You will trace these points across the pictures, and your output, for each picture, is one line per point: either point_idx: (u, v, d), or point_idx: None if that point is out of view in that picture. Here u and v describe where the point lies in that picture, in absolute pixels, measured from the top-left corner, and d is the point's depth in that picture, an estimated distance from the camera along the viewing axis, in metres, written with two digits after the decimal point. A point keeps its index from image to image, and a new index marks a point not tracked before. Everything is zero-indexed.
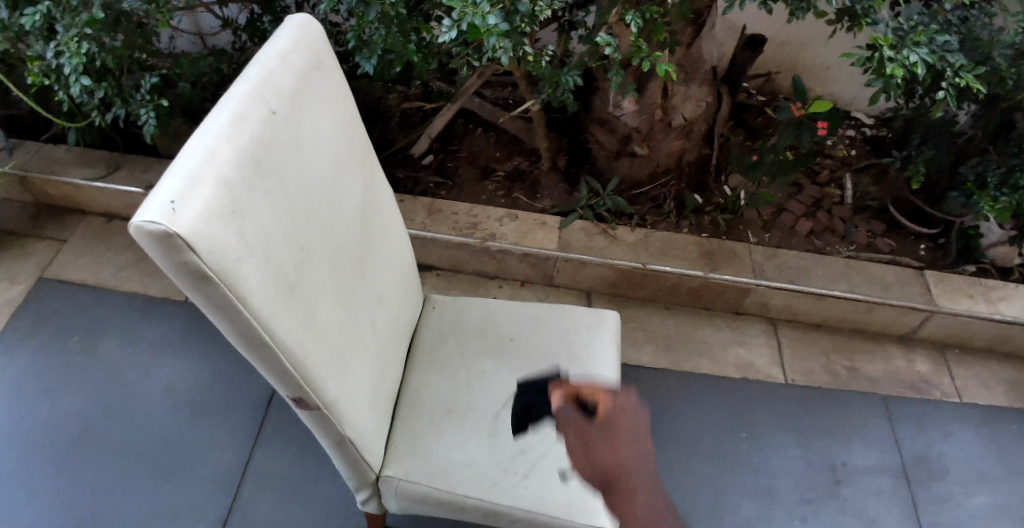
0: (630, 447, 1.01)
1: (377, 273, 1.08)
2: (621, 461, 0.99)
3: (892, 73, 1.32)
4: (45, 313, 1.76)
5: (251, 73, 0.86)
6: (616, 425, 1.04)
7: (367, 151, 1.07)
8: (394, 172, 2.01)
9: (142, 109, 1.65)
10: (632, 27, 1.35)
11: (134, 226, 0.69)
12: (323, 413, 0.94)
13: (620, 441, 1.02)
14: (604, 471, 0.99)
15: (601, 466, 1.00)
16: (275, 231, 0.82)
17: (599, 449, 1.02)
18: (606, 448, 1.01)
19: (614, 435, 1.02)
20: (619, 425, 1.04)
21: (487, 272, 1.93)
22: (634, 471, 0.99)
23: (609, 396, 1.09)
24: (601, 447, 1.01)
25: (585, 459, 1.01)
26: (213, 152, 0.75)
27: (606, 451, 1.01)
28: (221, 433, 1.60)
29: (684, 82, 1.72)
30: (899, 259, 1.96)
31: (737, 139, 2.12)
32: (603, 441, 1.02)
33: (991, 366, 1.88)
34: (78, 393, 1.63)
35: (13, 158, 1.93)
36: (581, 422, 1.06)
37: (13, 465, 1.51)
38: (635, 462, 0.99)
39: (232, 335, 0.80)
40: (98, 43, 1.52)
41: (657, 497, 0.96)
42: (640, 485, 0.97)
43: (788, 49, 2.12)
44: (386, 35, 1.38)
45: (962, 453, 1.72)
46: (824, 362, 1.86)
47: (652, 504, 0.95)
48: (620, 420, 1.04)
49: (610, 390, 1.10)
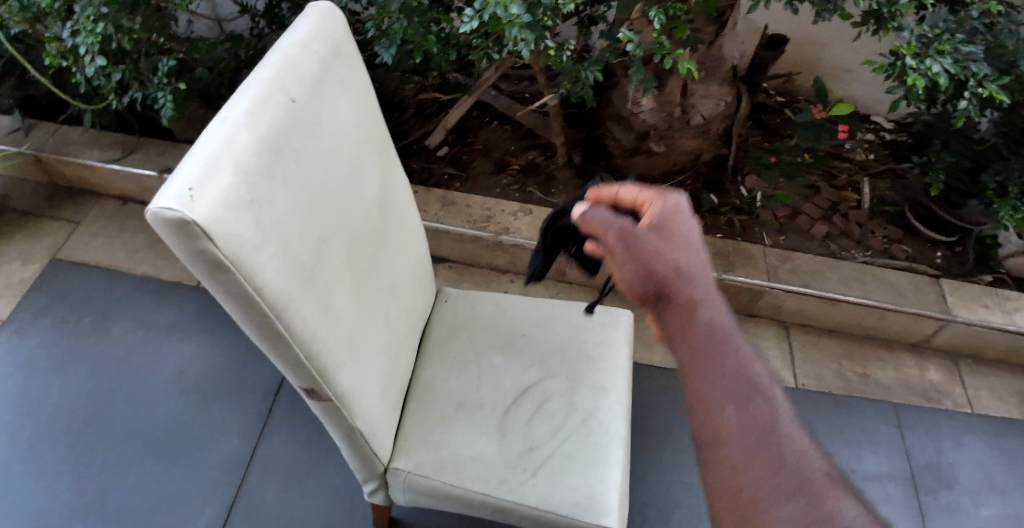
0: (692, 262, 0.92)
1: (391, 264, 1.08)
2: (681, 269, 0.91)
3: (913, 82, 1.31)
4: (57, 294, 1.76)
5: (271, 60, 0.85)
6: (670, 230, 0.93)
7: (384, 141, 1.06)
8: (409, 163, 2.00)
9: (159, 92, 1.65)
10: (656, 23, 1.32)
11: (151, 213, 0.68)
12: (335, 405, 0.94)
13: (677, 249, 0.92)
14: (662, 281, 0.91)
15: (655, 272, 0.91)
16: (292, 220, 0.81)
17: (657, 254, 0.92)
18: (662, 256, 0.91)
19: (670, 243, 0.93)
20: (674, 232, 0.93)
21: (498, 265, 1.92)
22: (695, 282, 0.91)
23: (655, 196, 0.98)
24: (656, 253, 0.92)
25: (635, 265, 0.92)
26: (232, 140, 0.75)
27: (665, 258, 0.91)
28: (229, 418, 1.60)
29: (704, 80, 1.72)
30: (915, 265, 1.94)
31: (754, 139, 2.09)
32: (657, 246, 0.92)
33: (1004, 377, 1.86)
34: (89, 374, 1.63)
35: (30, 138, 1.94)
36: (628, 226, 0.95)
37: (23, 444, 1.51)
38: (696, 271, 0.91)
39: (247, 324, 0.80)
40: (115, 24, 1.51)
41: (720, 314, 0.90)
42: (703, 300, 0.90)
43: (809, 50, 2.09)
44: (407, 25, 1.37)
45: (972, 464, 1.70)
46: (835, 367, 1.84)
47: (716, 321, 0.88)
48: (673, 224, 0.94)
49: (656, 190, 0.98)
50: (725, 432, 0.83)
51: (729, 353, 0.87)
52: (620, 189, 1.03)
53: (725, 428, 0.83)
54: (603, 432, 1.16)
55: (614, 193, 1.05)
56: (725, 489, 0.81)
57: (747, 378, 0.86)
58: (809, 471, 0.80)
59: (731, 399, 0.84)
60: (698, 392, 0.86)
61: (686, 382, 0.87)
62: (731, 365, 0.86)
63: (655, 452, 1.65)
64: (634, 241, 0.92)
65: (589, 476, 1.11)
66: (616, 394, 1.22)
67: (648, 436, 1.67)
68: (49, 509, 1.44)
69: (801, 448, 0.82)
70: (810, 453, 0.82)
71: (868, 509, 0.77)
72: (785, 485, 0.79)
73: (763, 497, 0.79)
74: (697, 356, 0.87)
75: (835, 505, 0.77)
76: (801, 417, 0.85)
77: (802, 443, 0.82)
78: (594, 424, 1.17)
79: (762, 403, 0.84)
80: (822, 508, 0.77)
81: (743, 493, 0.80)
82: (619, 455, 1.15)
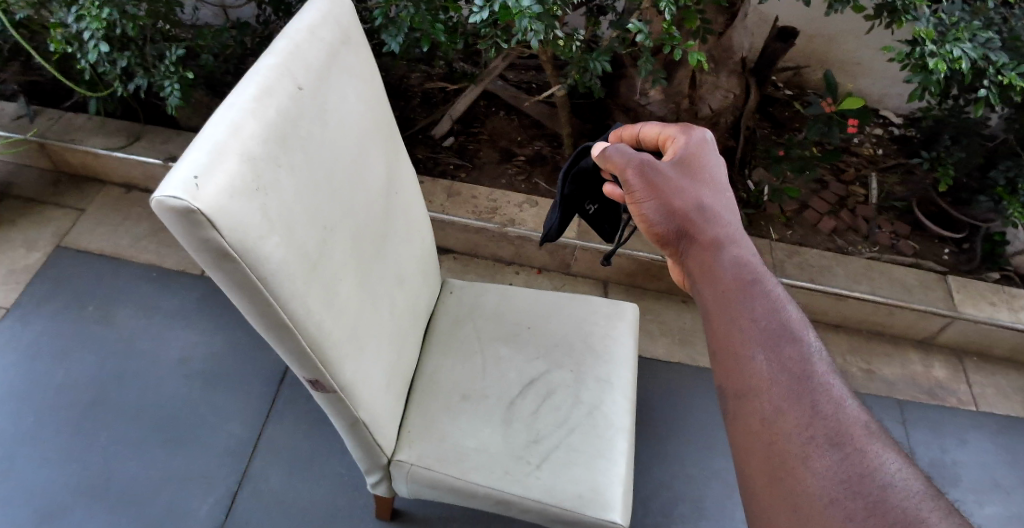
0: (714, 204, 0.94)
1: (397, 253, 1.07)
2: (703, 205, 0.93)
3: (936, 66, 1.28)
4: (61, 281, 1.76)
5: (279, 46, 0.84)
6: (694, 165, 0.96)
7: (391, 129, 1.05)
8: (414, 152, 1.99)
9: (165, 80, 1.63)
10: (666, 14, 1.31)
11: (156, 200, 0.67)
12: (339, 396, 0.94)
13: (700, 186, 0.95)
14: (684, 216, 0.93)
15: (677, 209, 0.93)
16: (297, 208, 0.80)
17: (678, 190, 0.94)
18: (685, 192, 0.94)
19: (693, 179, 0.95)
20: (697, 167, 0.96)
21: (503, 256, 1.91)
22: (718, 219, 0.93)
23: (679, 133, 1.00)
24: (678, 188, 0.94)
25: (656, 199, 0.94)
26: (238, 126, 0.74)
27: (686, 196, 0.93)
28: (232, 406, 1.60)
29: (713, 72, 1.70)
30: (922, 262, 1.93)
31: (763, 132, 2.08)
32: (679, 182, 0.94)
33: (1010, 375, 1.85)
34: (93, 361, 1.63)
35: (34, 124, 1.93)
36: (651, 158, 0.95)
37: (27, 430, 1.52)
38: (718, 210, 0.93)
39: (251, 314, 0.79)
40: (120, 10, 1.50)
41: (746, 253, 0.90)
42: (727, 238, 0.92)
43: (819, 42, 2.07)
44: (414, 13, 1.36)
45: (976, 462, 1.69)
46: (841, 363, 1.83)
47: (741, 259, 0.90)
48: (697, 159, 0.97)
49: (679, 126, 1.00)
50: (755, 373, 0.81)
51: (757, 295, 0.86)
52: (643, 127, 1.05)
53: (756, 369, 0.82)
54: (608, 425, 1.16)
55: (634, 132, 1.06)
56: (758, 433, 0.78)
57: (777, 320, 0.85)
58: (845, 415, 0.77)
59: (760, 342, 0.83)
60: (728, 334, 0.85)
61: (714, 323, 0.87)
62: (760, 309, 0.86)
63: (659, 445, 1.64)
64: (654, 173, 0.94)
65: (594, 469, 1.11)
66: (621, 387, 1.21)
67: (651, 430, 1.67)
68: (52, 495, 1.44)
69: (837, 395, 0.79)
70: (847, 402, 0.79)
71: (911, 463, 0.74)
72: (819, 426, 0.76)
73: (796, 442, 0.76)
74: (724, 298, 0.87)
75: (875, 452, 0.74)
76: (836, 368, 0.83)
77: (837, 388, 0.79)
78: (599, 417, 1.17)
79: (794, 344, 0.83)
80: (858, 453, 0.74)
81: (778, 438, 0.77)
82: (624, 448, 1.14)
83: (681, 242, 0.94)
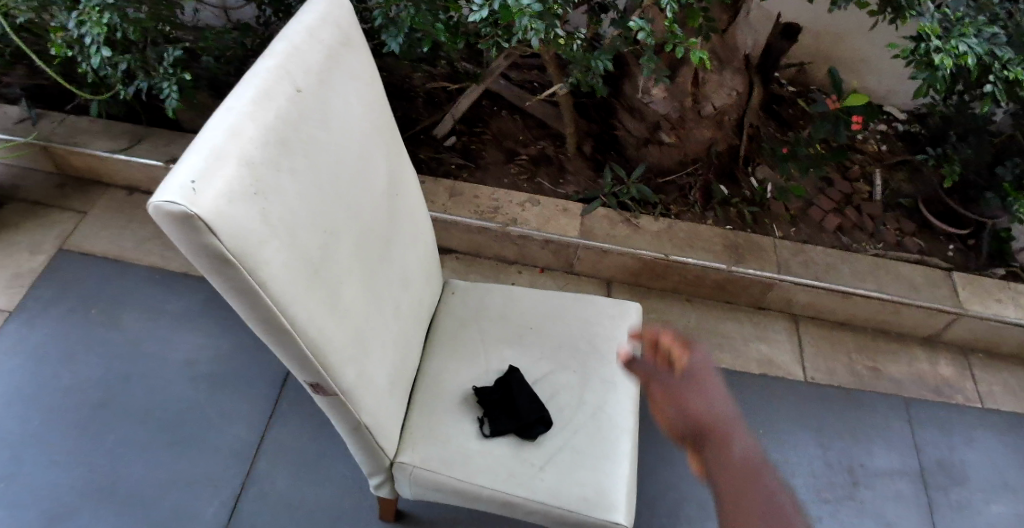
0: (722, 404, 1.03)
1: (399, 256, 1.06)
2: (715, 411, 1.02)
3: (941, 62, 1.28)
4: (66, 284, 1.76)
5: (278, 49, 0.83)
6: (700, 384, 1.08)
7: (393, 131, 1.04)
8: (417, 152, 1.98)
9: (165, 82, 1.63)
10: (669, 12, 1.30)
11: (154, 206, 0.67)
12: (341, 400, 0.93)
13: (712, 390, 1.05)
14: (702, 422, 1.01)
15: (695, 418, 1.01)
16: (297, 212, 0.80)
17: (690, 400, 1.04)
18: (698, 400, 1.04)
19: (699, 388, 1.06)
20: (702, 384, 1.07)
21: (507, 256, 1.91)
22: (729, 420, 1.00)
23: (688, 362, 1.12)
24: (695, 399, 1.04)
25: (675, 407, 1.03)
26: (237, 130, 0.74)
27: (698, 404, 1.03)
28: (237, 408, 1.60)
29: (718, 69, 1.69)
30: (928, 259, 1.91)
31: (768, 130, 2.05)
32: (690, 394, 1.05)
33: (1017, 373, 1.84)
34: (98, 364, 1.63)
35: (38, 128, 1.93)
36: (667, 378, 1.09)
37: (32, 434, 1.51)
38: (729, 414, 1.01)
39: (252, 319, 0.79)
40: (120, 14, 1.51)
41: (753, 451, 0.96)
42: (736, 436, 0.98)
43: (823, 39, 2.05)
44: (415, 13, 1.37)
45: (984, 461, 1.68)
46: (847, 362, 1.82)
47: (749, 452, 0.96)
48: (702, 384, 1.08)
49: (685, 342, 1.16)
50: None
51: (763, 482, 0.92)
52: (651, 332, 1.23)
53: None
54: (612, 426, 1.15)
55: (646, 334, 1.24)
56: None
57: (774, 504, 0.90)
58: None
59: (774, 523, 0.88)
60: (741, 506, 0.90)
61: (731, 503, 0.91)
62: (770, 490, 0.92)
63: (664, 446, 1.63)
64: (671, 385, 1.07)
65: (598, 470, 1.10)
66: (626, 388, 1.21)
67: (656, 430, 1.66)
68: (58, 498, 1.44)
69: None
70: None
71: None
72: None
73: None
74: (743, 476, 0.92)
75: None
76: None
77: None
78: (603, 418, 1.16)
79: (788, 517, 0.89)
80: None
81: None
82: (628, 449, 1.14)
83: (702, 442, 1.00)
